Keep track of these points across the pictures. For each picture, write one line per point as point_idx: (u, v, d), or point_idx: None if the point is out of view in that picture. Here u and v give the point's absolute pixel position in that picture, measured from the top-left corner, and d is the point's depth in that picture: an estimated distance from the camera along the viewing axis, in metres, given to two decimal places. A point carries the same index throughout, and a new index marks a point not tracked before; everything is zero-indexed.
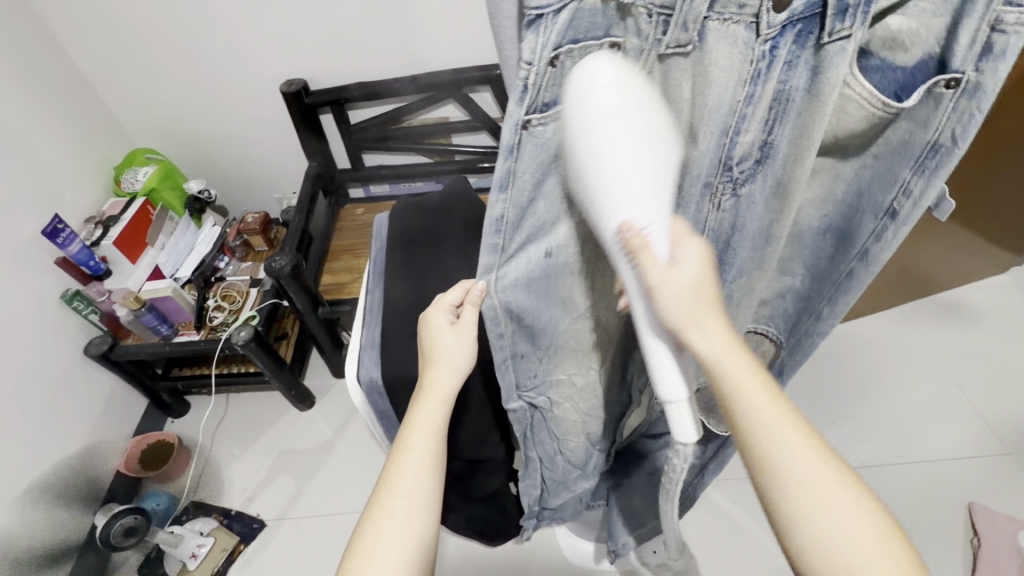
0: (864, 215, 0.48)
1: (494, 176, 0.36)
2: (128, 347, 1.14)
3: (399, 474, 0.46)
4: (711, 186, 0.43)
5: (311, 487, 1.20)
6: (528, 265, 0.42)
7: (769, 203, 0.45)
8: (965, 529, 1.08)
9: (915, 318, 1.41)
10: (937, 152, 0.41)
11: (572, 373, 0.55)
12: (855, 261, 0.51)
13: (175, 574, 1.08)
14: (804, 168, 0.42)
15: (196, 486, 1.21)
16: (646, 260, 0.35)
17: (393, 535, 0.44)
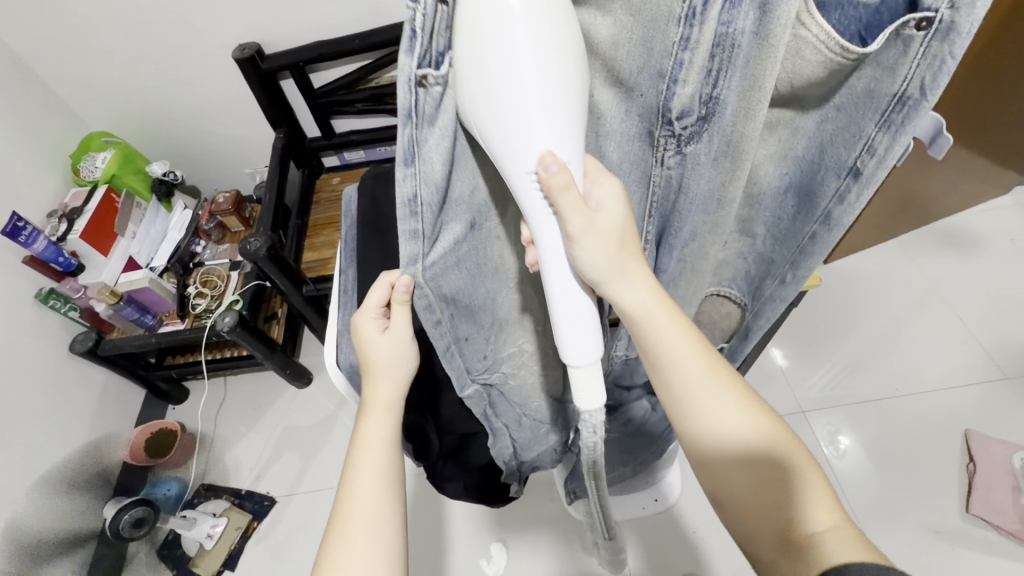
0: (827, 173, 0.43)
1: (398, 148, 0.31)
2: (114, 342, 1.12)
3: (353, 495, 0.44)
4: (652, 139, 0.40)
5: (317, 461, 1.22)
6: (454, 244, 0.40)
7: (718, 165, 0.41)
8: (961, 455, 1.10)
9: (914, 248, 1.38)
10: (904, 105, 0.36)
11: (521, 343, 0.54)
12: (817, 224, 0.47)
13: (194, 554, 1.11)
14: (756, 122, 0.37)
15: (204, 469, 1.23)
16: (568, 201, 0.32)
17: (354, 564, 0.41)
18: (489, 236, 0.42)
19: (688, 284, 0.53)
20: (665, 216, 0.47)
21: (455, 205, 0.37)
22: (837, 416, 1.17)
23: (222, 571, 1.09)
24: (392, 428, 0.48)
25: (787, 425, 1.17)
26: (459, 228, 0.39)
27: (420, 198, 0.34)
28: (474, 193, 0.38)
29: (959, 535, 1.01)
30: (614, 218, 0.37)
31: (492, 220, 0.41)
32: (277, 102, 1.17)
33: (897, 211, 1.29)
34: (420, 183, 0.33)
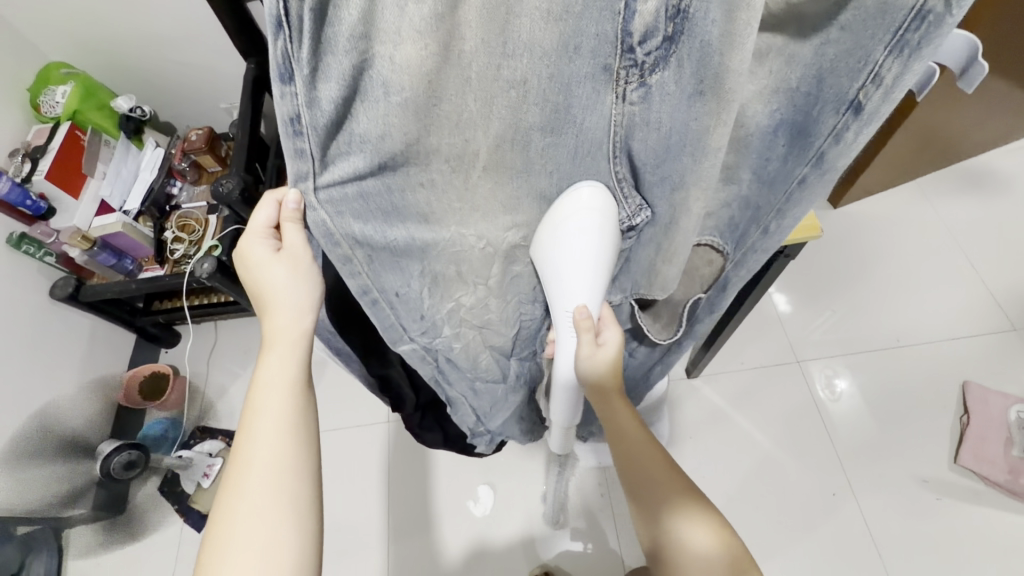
0: (825, 109, 0.37)
1: (272, 62, 0.29)
2: (95, 287, 1.09)
3: (252, 438, 0.44)
4: (611, 74, 0.34)
5: None
6: (355, 174, 0.36)
7: (697, 102, 0.35)
8: (956, 406, 1.08)
9: (933, 190, 1.30)
10: (923, 22, 0.30)
11: (460, 299, 0.50)
12: (808, 167, 0.40)
13: (193, 492, 1.15)
14: (742, 57, 0.32)
15: (200, 411, 1.25)
16: (585, 337, 0.48)
17: (256, 510, 0.42)
18: (408, 185, 0.38)
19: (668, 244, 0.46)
20: (634, 157, 0.40)
21: (353, 138, 0.34)
22: (838, 360, 1.15)
23: None
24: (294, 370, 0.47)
25: (782, 375, 1.15)
26: (362, 163, 0.35)
27: (303, 119, 0.31)
28: (384, 134, 0.34)
29: (944, 486, 1.01)
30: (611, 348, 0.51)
31: (410, 160, 0.36)
32: (245, 26, 1.06)
33: (918, 148, 1.19)
34: (301, 101, 0.30)
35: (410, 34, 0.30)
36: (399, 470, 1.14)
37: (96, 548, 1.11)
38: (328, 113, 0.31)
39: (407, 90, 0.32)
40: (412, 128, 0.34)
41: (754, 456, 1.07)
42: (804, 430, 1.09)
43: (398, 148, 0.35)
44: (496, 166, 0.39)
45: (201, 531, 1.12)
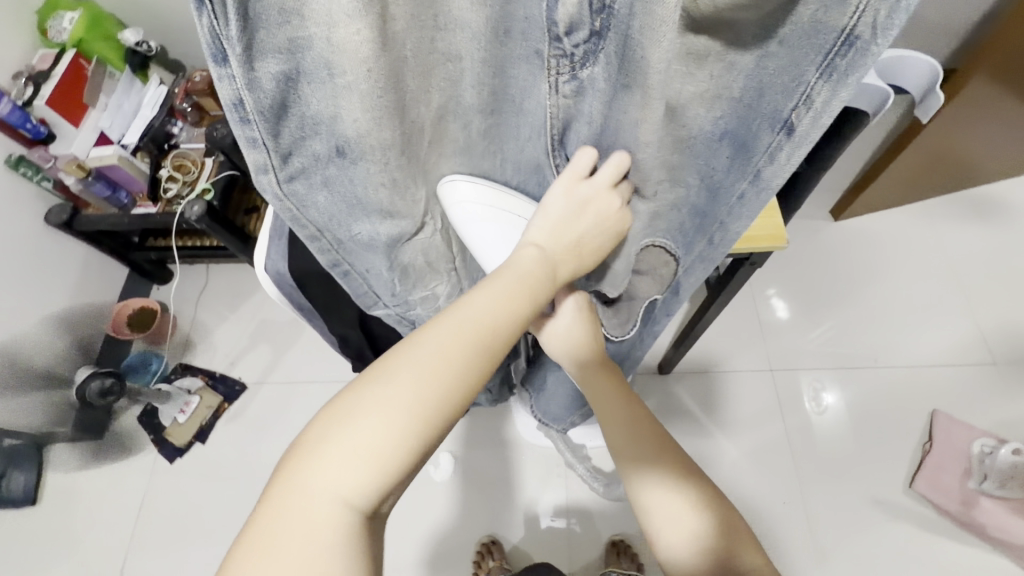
0: (761, 124, 0.36)
1: (205, 43, 0.27)
2: (90, 217, 1.12)
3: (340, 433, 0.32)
4: (542, 58, 0.36)
5: (288, 355, 1.26)
6: (317, 160, 0.37)
7: (625, 94, 0.34)
8: (921, 432, 1.07)
9: (939, 214, 1.26)
10: (851, 47, 0.29)
11: (432, 286, 0.55)
12: (747, 182, 0.40)
13: (169, 425, 1.19)
14: (659, 50, 0.31)
15: (184, 350, 1.28)
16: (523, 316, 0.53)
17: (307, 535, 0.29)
18: (369, 180, 0.39)
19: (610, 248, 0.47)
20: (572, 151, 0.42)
21: (304, 122, 0.34)
22: (830, 373, 1.14)
23: (195, 443, 1.19)
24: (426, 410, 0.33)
25: (753, 383, 1.15)
26: (320, 147, 0.36)
27: (248, 105, 0.31)
28: (336, 119, 0.34)
29: (895, 508, 1.02)
30: (565, 323, 0.52)
31: (367, 152, 0.37)
32: None
33: (925, 169, 1.15)
34: (244, 90, 0.30)
35: (343, 17, 0.29)
36: None
37: (76, 466, 1.17)
38: (272, 97, 0.31)
39: (352, 75, 0.31)
40: (365, 117, 0.34)
41: (711, 457, 1.09)
42: (766, 437, 1.10)
43: (351, 134, 0.35)
44: (439, 138, 0.43)
45: (173, 463, 1.17)
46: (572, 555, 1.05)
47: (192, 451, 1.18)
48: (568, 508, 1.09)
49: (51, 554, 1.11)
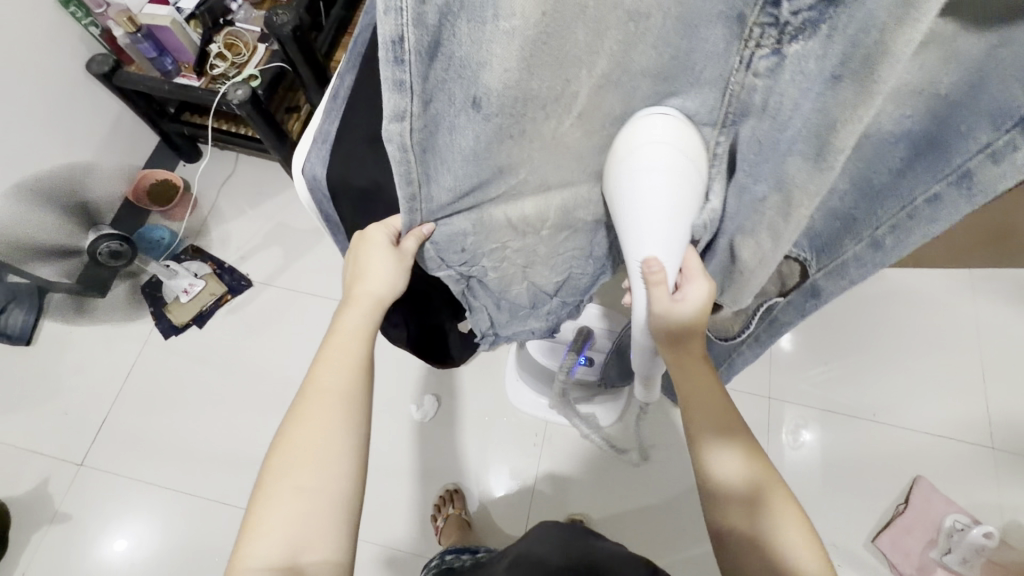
0: (976, 121, 0.31)
1: None
2: (130, 76, 1.08)
3: (300, 432, 0.48)
4: (743, 26, 0.30)
5: (298, 263, 1.26)
6: (449, 108, 0.33)
7: (834, 86, 0.29)
8: (897, 494, 1.07)
9: (983, 286, 1.22)
10: None
11: (506, 241, 0.47)
12: (945, 183, 0.35)
13: (170, 302, 1.20)
14: (910, 38, 0.26)
15: (197, 232, 1.28)
16: (658, 290, 0.41)
17: (286, 498, 0.46)
18: (500, 135, 0.35)
19: (750, 259, 0.44)
20: (740, 144, 0.37)
21: (453, 66, 0.30)
22: (811, 413, 1.14)
23: (191, 325, 1.20)
24: (346, 375, 0.51)
25: (744, 407, 1.15)
26: (459, 97, 0.32)
27: (408, 45, 0.28)
28: (484, 67, 0.30)
29: (848, 556, 1.03)
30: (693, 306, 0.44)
31: (502, 99, 0.32)
32: None
33: (983, 237, 1.10)
34: (407, 24, 0.27)
35: None
36: None
37: (73, 318, 1.19)
38: (432, 35, 0.28)
39: (518, 18, 0.28)
40: (513, 69, 0.31)
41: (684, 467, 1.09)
42: None
43: (492, 86, 0.31)
44: (591, 112, 0.36)
45: (166, 339, 1.19)
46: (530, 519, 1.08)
47: (187, 333, 1.19)
48: (535, 475, 1.11)
49: (33, 389, 1.15)
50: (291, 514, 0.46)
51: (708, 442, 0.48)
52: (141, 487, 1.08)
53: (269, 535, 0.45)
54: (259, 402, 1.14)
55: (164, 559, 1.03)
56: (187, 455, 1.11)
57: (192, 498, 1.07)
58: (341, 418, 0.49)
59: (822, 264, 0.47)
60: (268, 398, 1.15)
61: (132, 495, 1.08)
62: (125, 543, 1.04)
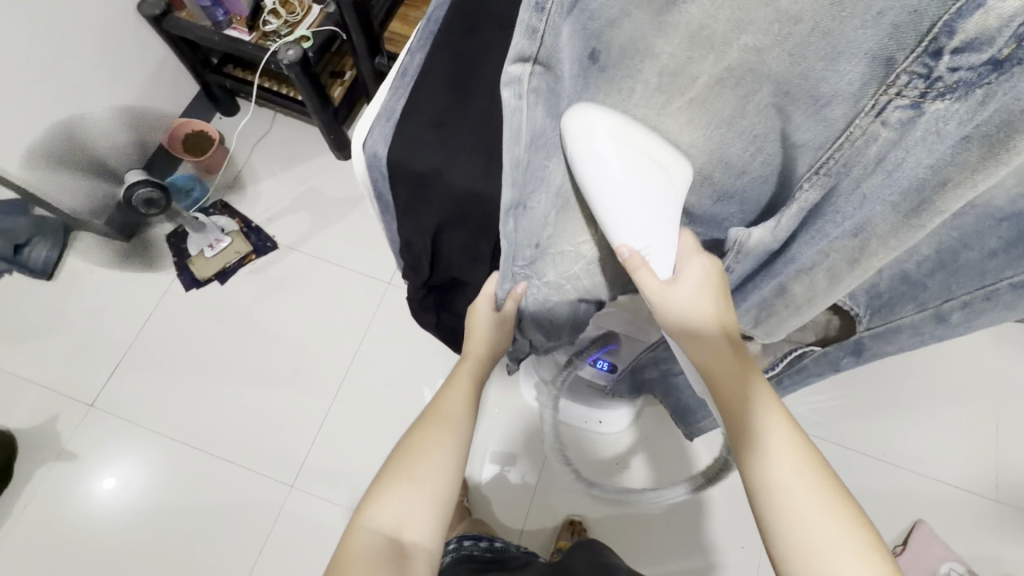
0: None
1: None
2: (180, 22, 1.06)
3: (424, 438, 0.50)
4: (888, 69, 0.27)
5: (325, 231, 1.25)
6: (567, 65, 0.32)
7: (962, 147, 0.27)
8: (895, 535, 1.08)
9: (1007, 339, 1.21)
10: None
11: (578, 244, 0.48)
12: None
13: (194, 255, 1.19)
14: None
15: (227, 188, 1.27)
16: (643, 278, 0.41)
17: (402, 487, 0.47)
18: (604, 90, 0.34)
19: (800, 297, 0.42)
20: (831, 192, 0.35)
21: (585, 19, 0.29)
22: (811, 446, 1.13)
23: (213, 280, 1.19)
24: (468, 398, 0.54)
25: None
26: (577, 52, 0.31)
27: None
28: (614, 21, 0.30)
29: None
30: (691, 286, 0.42)
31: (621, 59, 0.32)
32: None
33: None
34: None
35: None
36: (375, 331, 1.16)
37: (97, 260, 1.19)
38: None
39: None
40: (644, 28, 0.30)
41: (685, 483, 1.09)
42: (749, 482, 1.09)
43: (617, 42, 0.31)
44: (701, 104, 0.35)
45: (187, 291, 1.18)
46: (529, 516, 1.08)
47: (208, 288, 1.19)
48: (539, 473, 1.11)
49: (49, 325, 1.15)
50: (407, 508, 0.47)
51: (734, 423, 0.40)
52: (141, 432, 1.08)
53: (388, 511, 0.47)
54: (271, 366, 1.13)
55: (162, 506, 1.04)
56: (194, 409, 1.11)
57: (197, 454, 1.07)
58: (460, 427, 0.52)
59: (871, 325, 0.45)
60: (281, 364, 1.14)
61: (138, 441, 1.08)
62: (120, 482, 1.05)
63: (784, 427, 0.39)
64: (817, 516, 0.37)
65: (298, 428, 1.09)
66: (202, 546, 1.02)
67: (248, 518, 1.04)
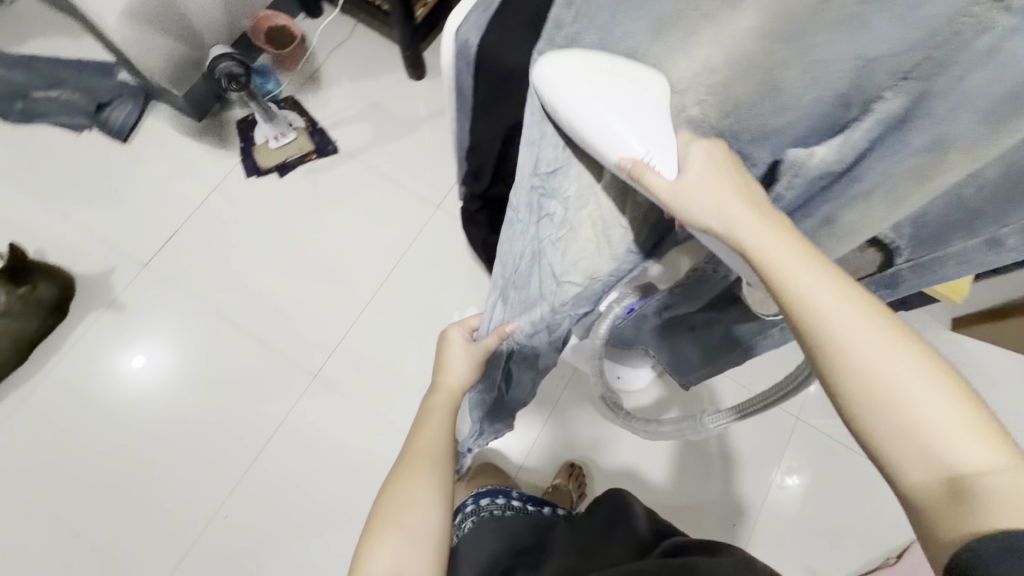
0: None
1: None
2: None
3: (405, 479, 0.54)
4: None
5: (384, 145, 1.26)
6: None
7: None
8: (892, 547, 1.03)
9: None
10: None
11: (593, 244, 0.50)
12: None
13: (259, 145, 1.23)
14: None
15: (300, 86, 1.29)
16: (653, 184, 0.36)
17: (396, 529, 0.51)
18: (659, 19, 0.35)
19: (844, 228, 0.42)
20: (911, 105, 0.31)
21: None
22: (822, 447, 1.08)
23: (272, 172, 1.23)
24: (443, 438, 0.59)
25: (769, 421, 1.11)
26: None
27: None
28: None
29: None
30: (704, 174, 0.37)
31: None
32: None
33: None
34: None
35: None
36: (415, 250, 1.18)
37: (170, 131, 1.24)
38: None
39: None
40: None
41: (686, 453, 1.10)
42: (750, 468, 1.08)
43: None
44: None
45: (246, 177, 1.22)
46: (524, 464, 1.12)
47: (266, 177, 1.22)
48: (545, 418, 1.13)
49: (117, 183, 1.21)
50: (400, 554, 0.50)
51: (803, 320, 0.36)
52: (168, 321, 1.13)
53: (383, 560, 0.49)
54: (312, 261, 1.17)
55: (184, 392, 1.10)
56: (234, 287, 1.15)
57: (234, 329, 1.13)
58: (439, 466, 0.56)
59: (912, 256, 0.44)
60: (320, 262, 1.17)
61: (180, 305, 1.14)
62: (147, 364, 1.11)
63: (829, 281, 0.35)
64: (887, 353, 0.34)
65: (328, 325, 1.13)
66: (225, 415, 1.09)
67: (267, 397, 1.09)
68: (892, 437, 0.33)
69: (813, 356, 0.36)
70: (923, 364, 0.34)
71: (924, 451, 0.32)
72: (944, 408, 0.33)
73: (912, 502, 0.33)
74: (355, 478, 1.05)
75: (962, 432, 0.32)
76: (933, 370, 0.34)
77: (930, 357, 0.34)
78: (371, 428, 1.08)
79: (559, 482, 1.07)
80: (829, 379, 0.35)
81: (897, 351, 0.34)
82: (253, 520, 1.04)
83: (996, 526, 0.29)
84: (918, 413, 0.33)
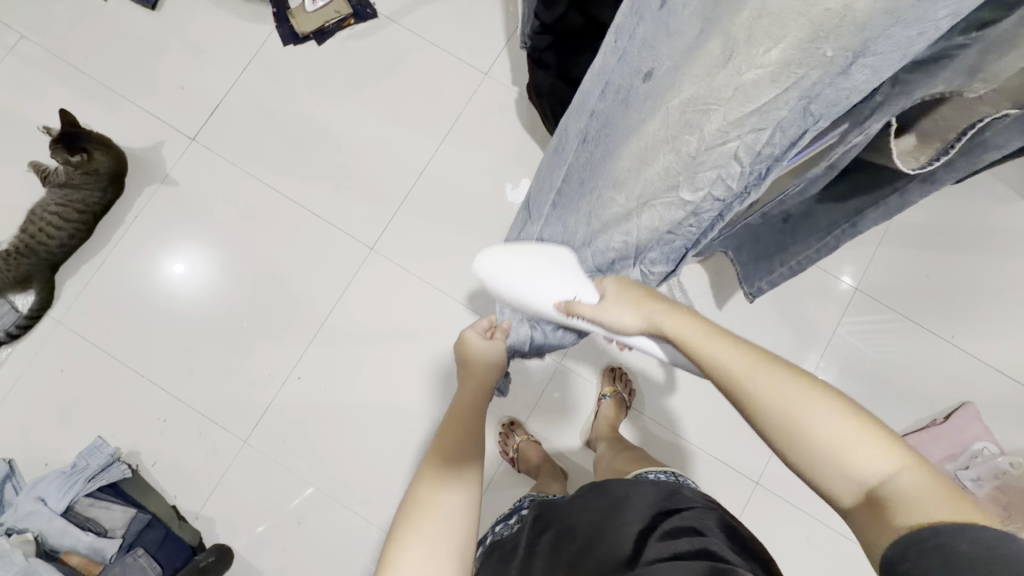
0: None
1: None
2: None
3: (427, 477, 0.56)
4: None
5: (425, 8, 1.16)
6: None
7: None
8: (938, 409, 1.06)
9: None
10: None
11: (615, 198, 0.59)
12: None
13: (293, 10, 1.15)
14: None
15: None
16: (585, 308, 0.59)
17: (426, 520, 0.52)
18: None
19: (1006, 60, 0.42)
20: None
21: None
22: (878, 321, 1.08)
23: (311, 40, 1.16)
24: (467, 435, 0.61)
25: (826, 289, 1.09)
26: None
27: None
28: None
29: None
30: (614, 291, 0.59)
31: None
32: None
33: None
34: None
35: None
36: (462, 122, 1.14)
37: None
38: None
39: None
40: None
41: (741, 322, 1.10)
42: (804, 335, 1.09)
43: None
44: None
45: (285, 47, 1.16)
46: (539, 403, 1.10)
47: (305, 46, 1.16)
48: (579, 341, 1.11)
49: (153, 57, 1.16)
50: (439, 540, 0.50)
51: (739, 381, 0.47)
52: (198, 233, 1.12)
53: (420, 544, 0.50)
54: (359, 135, 1.14)
55: (228, 299, 1.11)
56: (283, 162, 1.14)
57: (287, 203, 1.12)
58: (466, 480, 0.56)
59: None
60: (367, 136, 1.14)
61: (233, 181, 1.13)
62: (186, 276, 1.11)
63: (734, 348, 0.49)
64: (803, 403, 0.44)
65: (379, 199, 1.12)
66: (283, 289, 1.11)
67: (325, 271, 1.11)
68: (818, 461, 0.42)
69: (753, 420, 0.46)
70: (831, 400, 0.44)
71: (840, 471, 0.41)
72: (856, 433, 0.42)
73: (851, 515, 0.41)
74: (418, 345, 1.09)
75: (862, 440, 0.41)
76: (831, 395, 0.44)
77: (831, 391, 0.44)
78: (430, 299, 1.10)
79: (610, 389, 1.07)
80: (766, 427, 0.45)
81: (811, 392, 0.44)
82: (324, 382, 1.09)
83: (906, 525, 0.37)
84: (842, 452, 0.41)
